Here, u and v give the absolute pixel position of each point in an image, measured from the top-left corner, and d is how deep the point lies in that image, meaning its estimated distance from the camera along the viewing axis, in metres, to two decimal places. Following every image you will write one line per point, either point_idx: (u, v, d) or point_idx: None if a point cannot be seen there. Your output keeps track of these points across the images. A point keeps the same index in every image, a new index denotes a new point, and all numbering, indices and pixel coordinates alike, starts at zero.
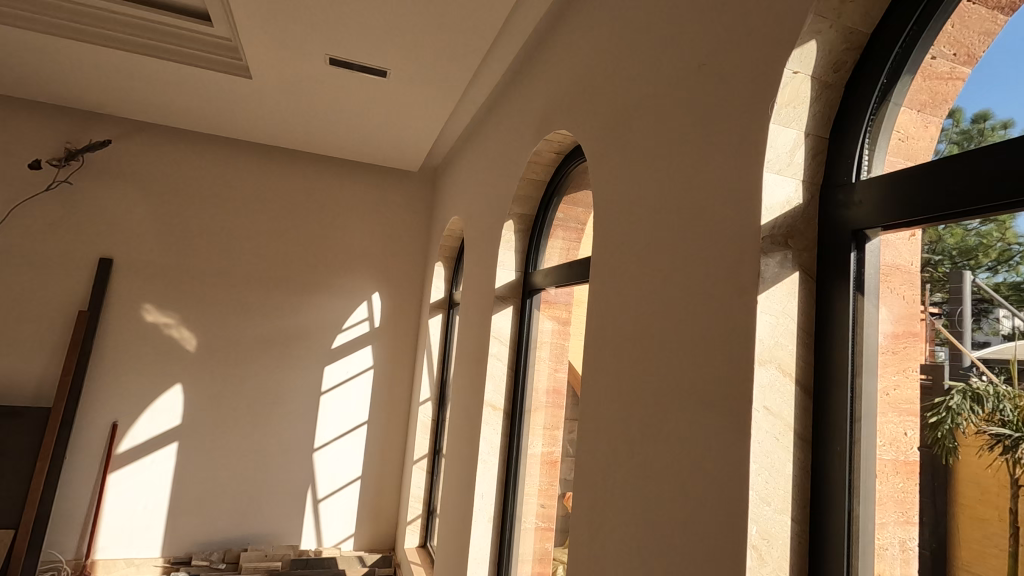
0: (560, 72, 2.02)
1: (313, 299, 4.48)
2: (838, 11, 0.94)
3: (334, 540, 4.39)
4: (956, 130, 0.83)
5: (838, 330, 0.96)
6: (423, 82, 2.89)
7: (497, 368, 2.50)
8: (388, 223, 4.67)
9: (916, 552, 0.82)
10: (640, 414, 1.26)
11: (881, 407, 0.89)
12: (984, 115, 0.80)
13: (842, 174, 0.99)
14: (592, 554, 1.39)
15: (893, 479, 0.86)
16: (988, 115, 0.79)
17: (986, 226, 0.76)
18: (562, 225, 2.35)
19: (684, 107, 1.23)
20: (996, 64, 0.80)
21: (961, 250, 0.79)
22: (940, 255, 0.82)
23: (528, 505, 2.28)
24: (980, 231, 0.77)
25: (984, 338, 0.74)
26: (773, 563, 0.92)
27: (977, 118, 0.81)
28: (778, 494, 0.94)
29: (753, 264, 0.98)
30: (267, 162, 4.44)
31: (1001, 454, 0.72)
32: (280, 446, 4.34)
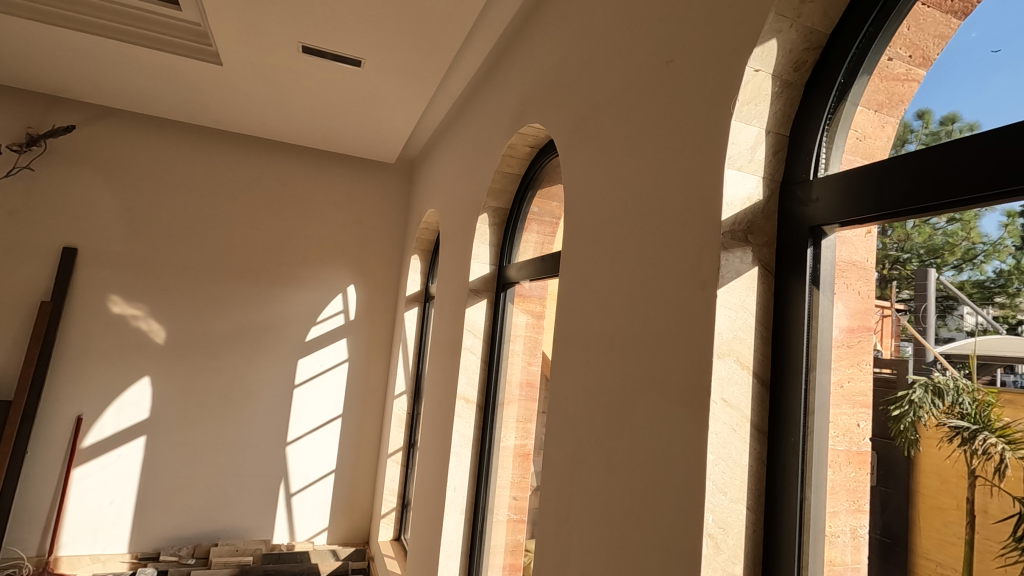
0: (534, 67, 2.02)
1: (286, 292, 4.42)
2: (798, 11, 0.95)
3: (307, 534, 4.36)
4: (925, 131, 0.83)
5: (795, 323, 0.98)
6: (398, 72, 2.86)
7: (470, 361, 2.50)
8: (363, 215, 4.63)
9: (865, 539, 0.85)
10: (603, 407, 1.27)
11: (835, 399, 0.92)
12: (953, 117, 0.79)
13: (800, 172, 1.01)
14: (557, 547, 1.40)
15: (846, 468, 0.89)
16: (956, 117, 0.79)
17: (952, 225, 0.76)
18: (537, 219, 2.35)
19: (651, 104, 1.24)
20: (963, 67, 0.80)
21: (928, 248, 0.80)
22: (908, 253, 0.83)
23: (501, 497, 2.29)
24: (946, 230, 0.77)
25: (949, 334, 0.75)
26: (728, 551, 0.94)
27: (945, 119, 0.80)
28: (734, 484, 0.96)
29: (714, 259, 0.99)
30: (240, 151, 4.35)
31: (960, 445, 0.74)
32: (253, 439, 4.29)
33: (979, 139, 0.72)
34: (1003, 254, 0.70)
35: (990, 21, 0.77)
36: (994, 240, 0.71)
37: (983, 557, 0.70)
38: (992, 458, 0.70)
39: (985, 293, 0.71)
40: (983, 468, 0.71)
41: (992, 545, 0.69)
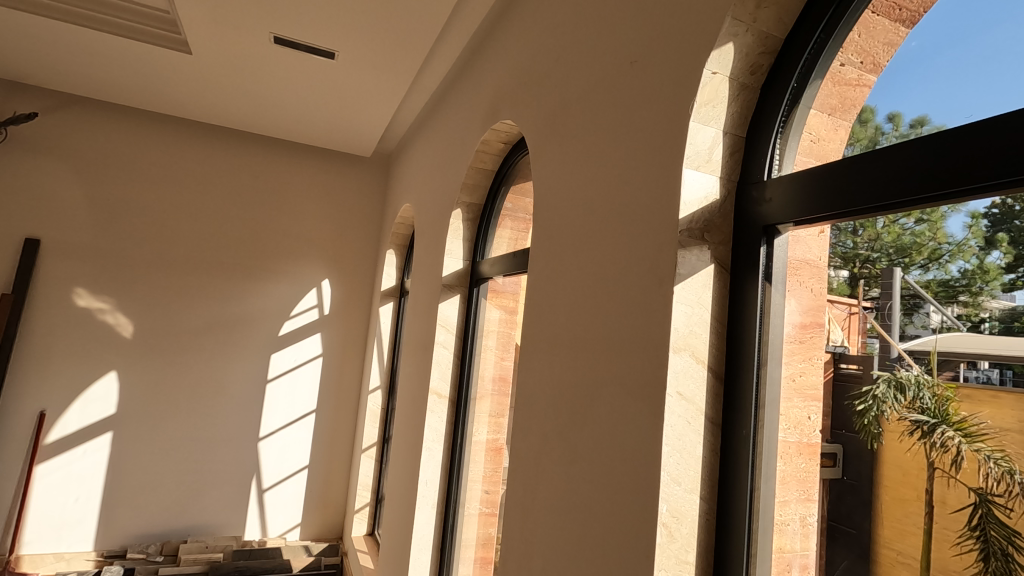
0: (506, 64, 2.03)
1: (259, 286, 4.36)
2: (753, 16, 0.99)
3: (279, 530, 4.32)
4: (896, 133, 0.82)
5: (747, 319, 1.01)
6: (372, 65, 2.84)
7: (442, 356, 2.52)
8: (338, 208, 4.59)
9: (813, 526, 0.88)
10: (567, 401, 1.29)
11: (787, 392, 0.96)
12: (922, 120, 0.79)
13: (756, 172, 1.04)
14: (522, 538, 1.42)
15: (797, 459, 0.93)
16: (925, 120, 0.78)
17: (920, 225, 0.76)
18: (511, 215, 2.35)
19: (617, 103, 1.26)
20: (935, 72, 0.79)
21: (897, 248, 0.80)
22: (878, 252, 0.83)
23: (472, 491, 2.31)
24: (914, 230, 0.77)
25: (915, 331, 0.76)
26: (681, 539, 0.97)
27: (915, 123, 0.80)
28: (688, 474, 0.99)
29: (672, 256, 1.02)
30: (212, 143, 4.28)
31: (920, 438, 0.75)
32: (223, 434, 4.24)
33: (943, 135, 0.72)
34: (967, 254, 0.71)
35: (940, 28, 0.80)
36: (958, 241, 0.72)
37: (940, 545, 0.71)
38: (949, 451, 0.72)
39: (949, 291, 0.72)
40: (941, 460, 0.73)
41: (949, 534, 0.71)
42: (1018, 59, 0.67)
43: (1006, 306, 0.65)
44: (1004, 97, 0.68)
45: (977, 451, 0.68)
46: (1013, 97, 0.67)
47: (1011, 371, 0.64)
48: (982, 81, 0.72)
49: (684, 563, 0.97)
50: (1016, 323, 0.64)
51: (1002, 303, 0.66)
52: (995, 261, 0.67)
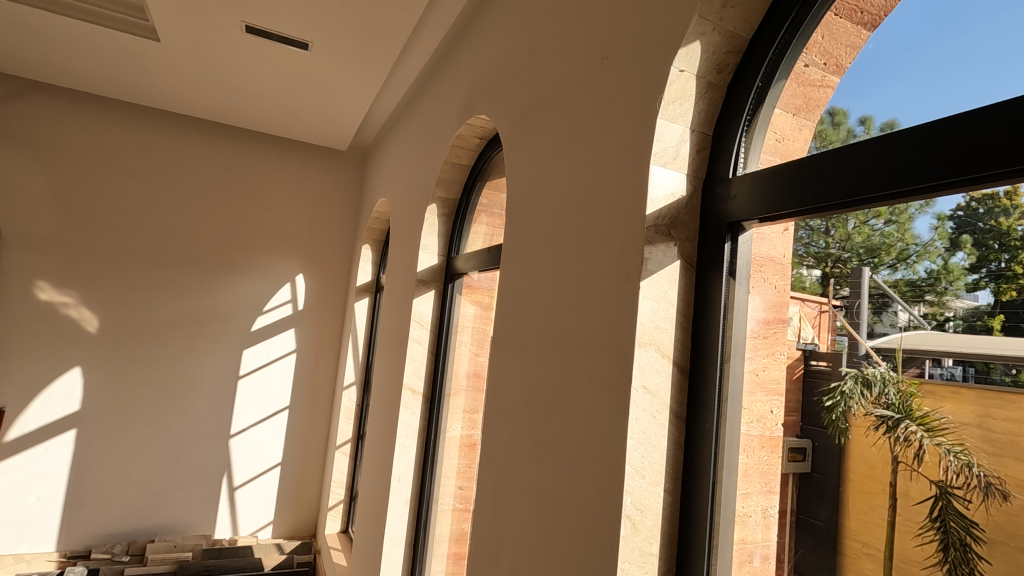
0: (481, 58, 2.02)
1: (231, 280, 4.28)
2: (720, 15, 1.00)
3: (251, 528, 4.25)
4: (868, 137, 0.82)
5: (712, 315, 1.03)
6: (347, 57, 2.80)
7: (417, 352, 2.51)
8: (313, 202, 4.52)
9: (774, 517, 0.90)
10: (537, 396, 1.30)
11: (750, 386, 0.98)
12: (892, 124, 0.79)
13: (722, 170, 1.05)
14: (491, 533, 1.42)
15: (759, 452, 0.95)
16: (895, 124, 0.78)
17: (889, 226, 0.77)
18: (486, 211, 2.33)
19: (588, 99, 1.27)
20: (900, 77, 0.80)
21: (867, 248, 0.80)
22: (849, 252, 0.82)
23: (445, 487, 2.29)
24: (884, 231, 0.77)
25: (883, 329, 0.76)
26: (645, 531, 0.99)
27: (885, 127, 0.80)
28: (652, 467, 1.00)
29: (639, 252, 1.03)
30: (183, 133, 4.18)
31: (885, 433, 0.75)
32: (193, 431, 4.16)
33: (906, 133, 0.73)
34: (933, 255, 0.70)
35: (897, 30, 0.82)
36: (925, 242, 0.72)
37: (904, 537, 0.72)
38: (912, 445, 0.72)
39: (915, 291, 0.72)
40: (904, 454, 0.73)
41: (912, 525, 0.71)
42: (975, 61, 0.70)
43: (970, 305, 0.66)
44: (962, 97, 0.70)
45: (939, 445, 0.69)
46: (971, 96, 0.69)
47: (973, 368, 0.64)
48: (940, 81, 0.74)
49: (647, 555, 0.99)
50: (981, 322, 0.64)
51: (966, 303, 0.66)
52: (959, 262, 0.67)
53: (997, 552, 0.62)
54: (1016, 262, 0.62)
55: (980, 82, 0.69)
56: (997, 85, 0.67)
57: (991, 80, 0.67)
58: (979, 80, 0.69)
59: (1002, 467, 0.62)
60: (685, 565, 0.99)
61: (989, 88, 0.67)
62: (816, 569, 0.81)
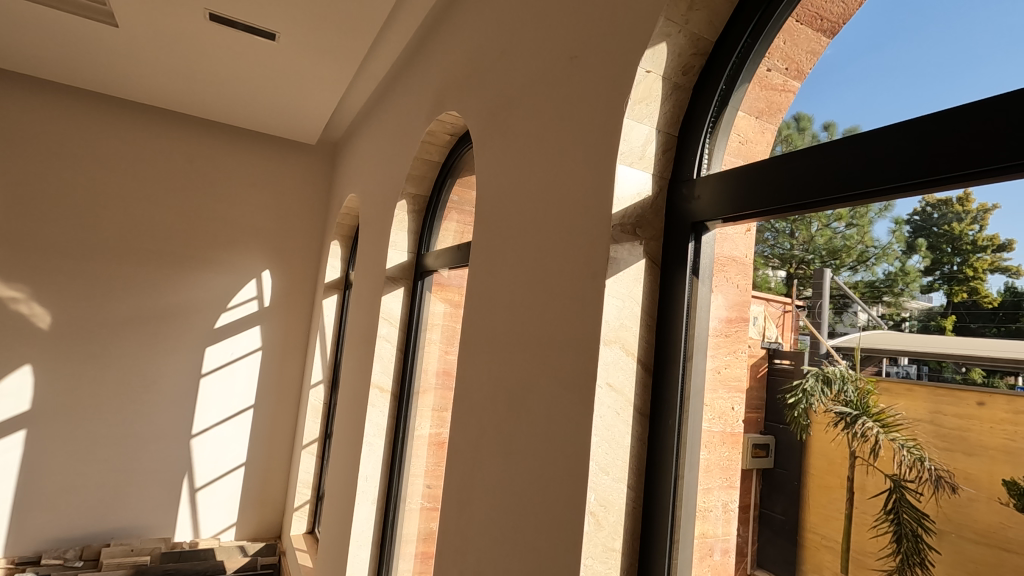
0: (452, 54, 2.01)
1: (194, 275, 4.16)
2: (686, 17, 1.01)
3: (213, 531, 4.14)
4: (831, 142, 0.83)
5: (675, 315, 1.05)
6: (316, 49, 2.75)
7: (385, 350, 2.48)
8: (281, 197, 4.42)
9: (734, 512, 0.92)
10: (504, 393, 1.30)
11: (712, 383, 1.00)
12: (855, 130, 0.80)
13: (687, 171, 1.07)
14: (458, 531, 1.42)
15: (720, 448, 0.96)
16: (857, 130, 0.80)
17: (850, 228, 0.78)
18: (457, 208, 2.32)
19: (557, 98, 1.27)
20: (861, 86, 0.82)
21: (829, 250, 0.81)
22: (812, 254, 0.84)
23: (413, 486, 2.27)
24: (845, 233, 0.79)
25: (843, 329, 0.78)
26: (609, 527, 1.00)
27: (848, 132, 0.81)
28: (616, 464, 1.01)
29: (605, 250, 1.04)
30: (144, 123, 4.05)
31: (843, 429, 0.78)
32: (153, 431, 4.03)
33: (863, 135, 0.75)
34: (891, 258, 0.73)
35: (854, 36, 0.84)
36: (883, 245, 0.74)
37: (860, 529, 0.74)
38: (868, 441, 0.75)
39: (874, 292, 0.74)
40: (861, 449, 0.76)
41: (867, 518, 0.74)
42: (929, 68, 0.72)
43: (925, 306, 0.68)
44: (917, 103, 0.73)
45: (893, 440, 0.71)
46: (926, 102, 0.72)
47: (927, 366, 0.67)
48: (896, 87, 0.76)
49: (610, 550, 1.00)
50: (934, 322, 0.67)
51: (920, 304, 0.68)
52: (915, 264, 0.70)
53: (946, 543, 0.64)
54: (967, 265, 0.65)
55: (934, 89, 0.71)
56: (950, 92, 0.69)
57: (945, 88, 0.70)
58: (932, 87, 0.72)
59: (952, 462, 0.64)
60: (647, 559, 1.01)
61: (943, 95, 0.70)
62: (778, 561, 0.84)
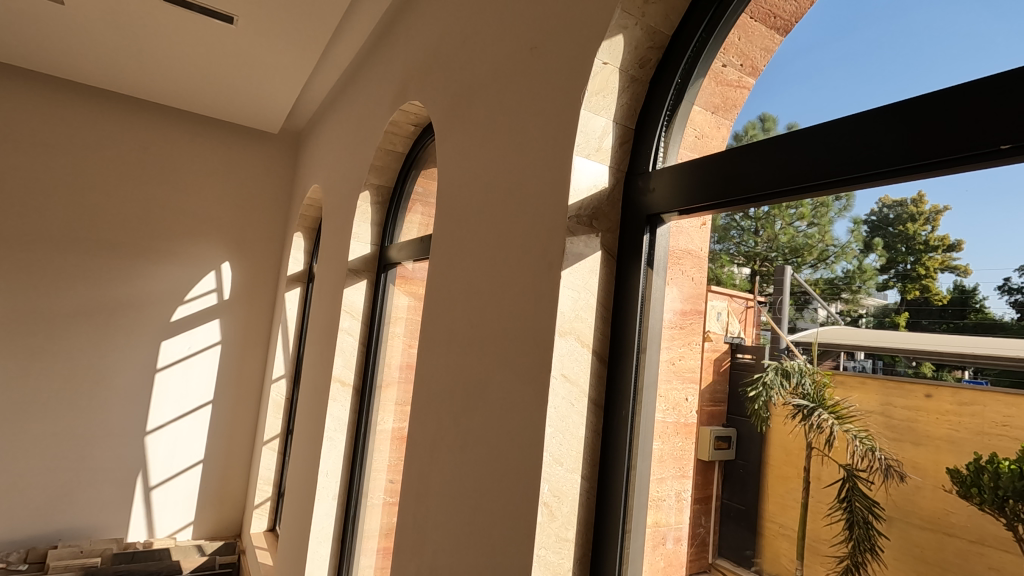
0: (414, 44, 1.98)
1: (149, 267, 4.01)
2: (641, 10, 1.02)
3: (168, 530, 4.02)
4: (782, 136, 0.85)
5: (630, 308, 1.05)
6: (276, 34, 2.67)
7: (347, 343, 2.44)
8: (241, 186, 4.30)
9: (686, 501, 0.93)
10: (461, 385, 1.29)
11: (666, 374, 1.01)
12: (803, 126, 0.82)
13: (643, 164, 1.07)
14: (415, 524, 1.41)
15: (674, 438, 0.97)
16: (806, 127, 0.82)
17: (812, 228, 0.78)
18: (420, 200, 2.29)
19: (517, 87, 1.26)
20: (810, 83, 0.84)
21: (791, 248, 0.81)
22: (775, 252, 0.84)
23: (375, 481, 2.25)
24: (806, 232, 0.79)
25: (804, 325, 0.78)
26: (562, 517, 1.00)
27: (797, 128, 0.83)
28: (570, 454, 1.02)
29: (561, 242, 1.04)
30: (95, 107, 3.87)
31: (801, 421, 0.78)
32: (105, 428, 3.88)
33: (810, 130, 0.77)
34: (849, 256, 0.73)
35: (805, 35, 0.86)
36: (842, 244, 0.74)
37: (815, 517, 0.74)
38: (823, 432, 0.75)
39: (833, 289, 0.75)
40: (817, 440, 0.76)
41: (822, 506, 0.74)
42: (873, 67, 0.75)
43: (880, 303, 0.69)
44: (859, 101, 0.76)
45: (846, 431, 0.72)
46: (871, 101, 0.74)
47: (881, 361, 0.68)
48: (843, 86, 0.79)
49: (563, 541, 1.00)
50: (888, 318, 0.68)
51: (876, 300, 0.69)
52: (872, 263, 0.70)
53: (894, 529, 0.66)
54: (920, 264, 0.65)
55: (878, 88, 0.74)
56: (893, 90, 0.72)
57: (890, 87, 0.72)
58: (879, 86, 0.74)
59: (901, 451, 0.66)
60: (599, 549, 1.02)
61: (888, 94, 0.72)
62: (738, 548, 0.84)
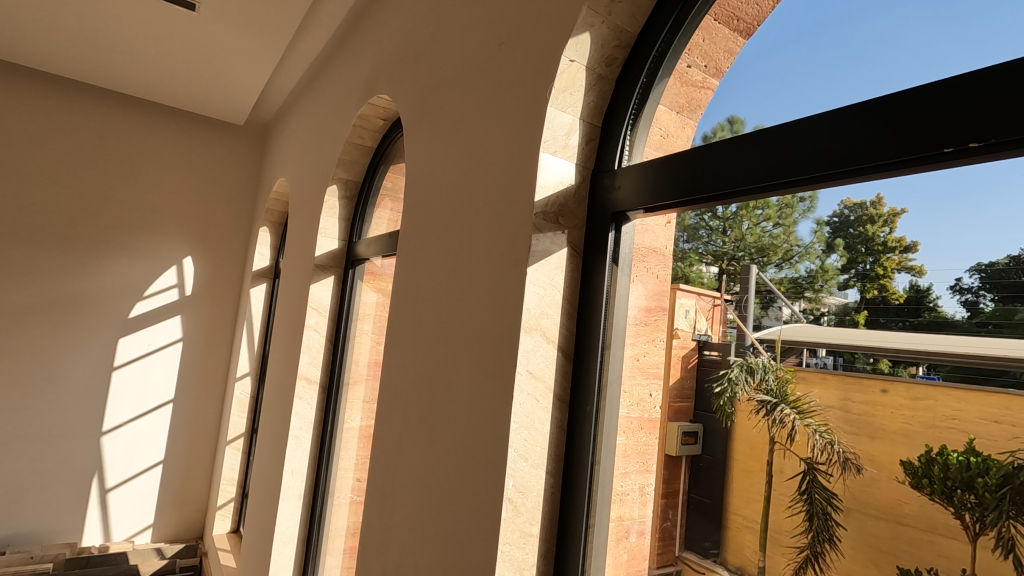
0: (383, 38, 1.95)
1: (106, 262, 3.87)
2: (608, 8, 1.02)
3: (126, 533, 3.89)
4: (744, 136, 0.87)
5: (594, 304, 1.06)
6: (241, 23, 2.60)
7: (313, 340, 2.40)
8: (205, 179, 4.18)
9: (649, 494, 0.95)
10: (428, 382, 1.28)
11: (631, 370, 1.02)
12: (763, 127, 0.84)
13: (608, 162, 1.08)
14: (380, 523, 1.39)
15: (638, 433, 0.99)
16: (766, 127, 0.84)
17: (777, 228, 0.80)
18: (389, 195, 2.27)
19: (485, 83, 1.25)
20: (770, 84, 0.86)
21: (757, 247, 0.83)
22: (742, 251, 0.85)
23: (342, 480, 2.22)
24: (772, 232, 0.81)
25: (768, 323, 0.80)
26: (526, 512, 1.00)
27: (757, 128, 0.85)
28: (535, 450, 1.02)
29: (526, 238, 1.05)
30: (48, 95, 3.71)
31: (763, 416, 0.80)
32: (58, 429, 3.73)
33: (769, 131, 0.79)
34: (812, 256, 0.74)
35: (765, 37, 0.88)
36: (806, 244, 0.76)
37: (777, 510, 0.76)
38: (785, 426, 0.76)
39: (796, 288, 0.76)
40: (779, 435, 0.77)
41: (783, 498, 0.76)
42: (830, 70, 0.77)
43: (841, 302, 0.70)
44: (816, 102, 0.78)
45: (807, 426, 0.73)
46: (826, 104, 0.77)
47: (841, 357, 0.69)
48: (802, 87, 0.81)
49: (528, 536, 1.00)
50: (848, 317, 0.69)
51: (838, 300, 0.70)
52: (834, 262, 0.72)
53: (851, 519, 0.68)
54: (878, 264, 0.67)
55: (833, 92, 0.76)
56: (847, 93, 0.74)
57: (844, 90, 0.75)
58: (833, 89, 0.76)
59: (858, 445, 0.67)
60: (564, 543, 1.02)
61: (841, 98, 0.75)
62: (700, 539, 0.85)
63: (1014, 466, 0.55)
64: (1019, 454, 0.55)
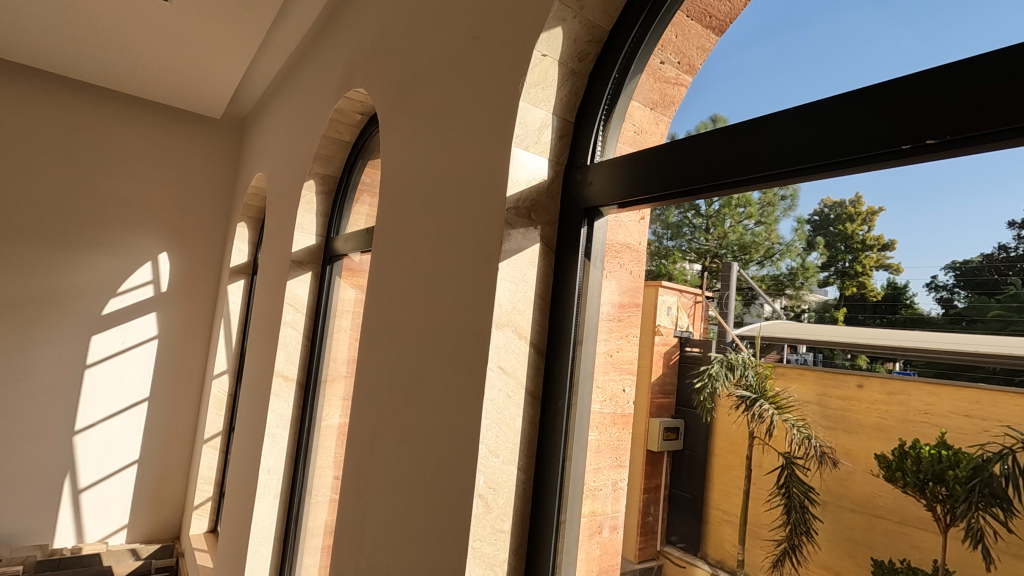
0: (359, 31, 1.93)
1: (77, 257, 3.77)
2: (580, 3, 1.02)
3: (100, 534, 3.82)
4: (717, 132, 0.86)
5: (566, 300, 1.06)
6: (214, 14, 2.55)
7: (291, 336, 2.37)
8: (180, 173, 4.10)
9: (622, 489, 0.95)
10: (401, 379, 1.27)
11: (604, 366, 1.02)
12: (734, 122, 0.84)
13: (581, 157, 1.08)
14: (353, 521, 1.38)
15: (611, 429, 0.99)
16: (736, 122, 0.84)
17: (759, 227, 0.80)
18: (368, 190, 2.25)
19: (459, 78, 1.24)
20: (742, 81, 0.86)
21: (740, 245, 0.82)
22: (724, 249, 0.85)
23: (320, 478, 2.20)
24: (754, 231, 0.80)
25: (750, 319, 0.80)
26: (498, 509, 1.00)
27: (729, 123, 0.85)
28: (506, 447, 1.02)
29: (498, 234, 1.04)
30: (16, 86, 3.60)
31: (743, 411, 0.80)
32: (28, 429, 3.64)
33: (736, 126, 0.80)
34: (793, 254, 0.75)
35: (735, 34, 0.88)
36: (787, 242, 0.75)
37: (755, 503, 0.77)
38: (764, 422, 0.77)
39: (777, 285, 0.76)
40: (759, 430, 0.78)
41: (762, 492, 0.76)
42: (798, 68, 0.77)
43: (821, 299, 0.70)
44: (784, 100, 0.78)
45: (786, 421, 0.74)
46: (791, 101, 0.77)
47: (821, 354, 0.69)
48: (771, 84, 0.81)
49: (499, 532, 1.00)
50: (828, 313, 0.69)
51: (818, 297, 0.70)
52: (814, 260, 0.72)
53: (828, 512, 0.68)
54: (857, 262, 0.67)
55: (800, 89, 0.77)
56: (814, 90, 0.75)
57: (808, 88, 0.75)
58: (799, 87, 0.77)
59: (835, 439, 0.68)
60: (536, 539, 1.02)
61: (806, 95, 0.76)
62: (673, 532, 0.86)
63: (983, 458, 0.56)
64: (989, 446, 0.55)
